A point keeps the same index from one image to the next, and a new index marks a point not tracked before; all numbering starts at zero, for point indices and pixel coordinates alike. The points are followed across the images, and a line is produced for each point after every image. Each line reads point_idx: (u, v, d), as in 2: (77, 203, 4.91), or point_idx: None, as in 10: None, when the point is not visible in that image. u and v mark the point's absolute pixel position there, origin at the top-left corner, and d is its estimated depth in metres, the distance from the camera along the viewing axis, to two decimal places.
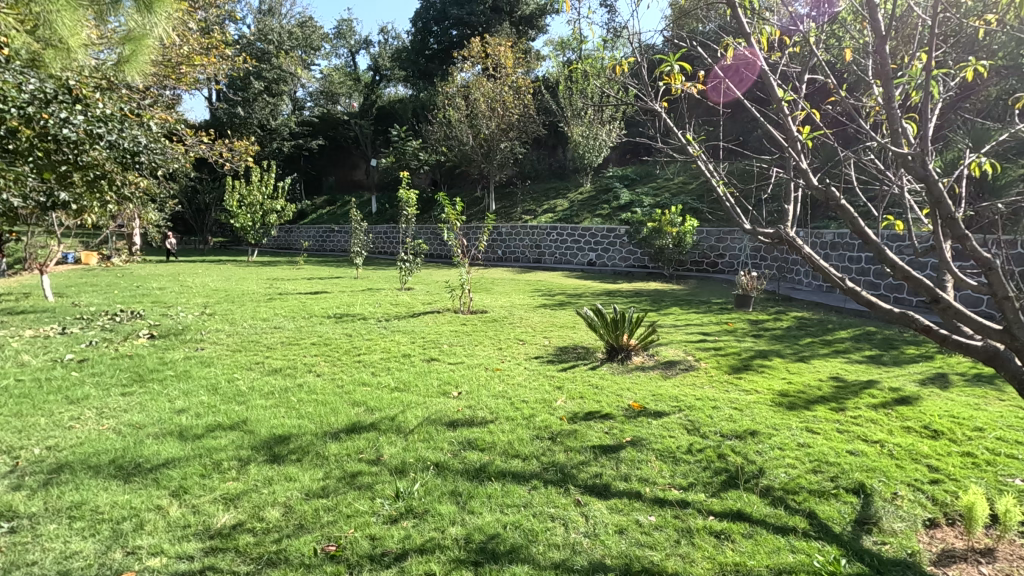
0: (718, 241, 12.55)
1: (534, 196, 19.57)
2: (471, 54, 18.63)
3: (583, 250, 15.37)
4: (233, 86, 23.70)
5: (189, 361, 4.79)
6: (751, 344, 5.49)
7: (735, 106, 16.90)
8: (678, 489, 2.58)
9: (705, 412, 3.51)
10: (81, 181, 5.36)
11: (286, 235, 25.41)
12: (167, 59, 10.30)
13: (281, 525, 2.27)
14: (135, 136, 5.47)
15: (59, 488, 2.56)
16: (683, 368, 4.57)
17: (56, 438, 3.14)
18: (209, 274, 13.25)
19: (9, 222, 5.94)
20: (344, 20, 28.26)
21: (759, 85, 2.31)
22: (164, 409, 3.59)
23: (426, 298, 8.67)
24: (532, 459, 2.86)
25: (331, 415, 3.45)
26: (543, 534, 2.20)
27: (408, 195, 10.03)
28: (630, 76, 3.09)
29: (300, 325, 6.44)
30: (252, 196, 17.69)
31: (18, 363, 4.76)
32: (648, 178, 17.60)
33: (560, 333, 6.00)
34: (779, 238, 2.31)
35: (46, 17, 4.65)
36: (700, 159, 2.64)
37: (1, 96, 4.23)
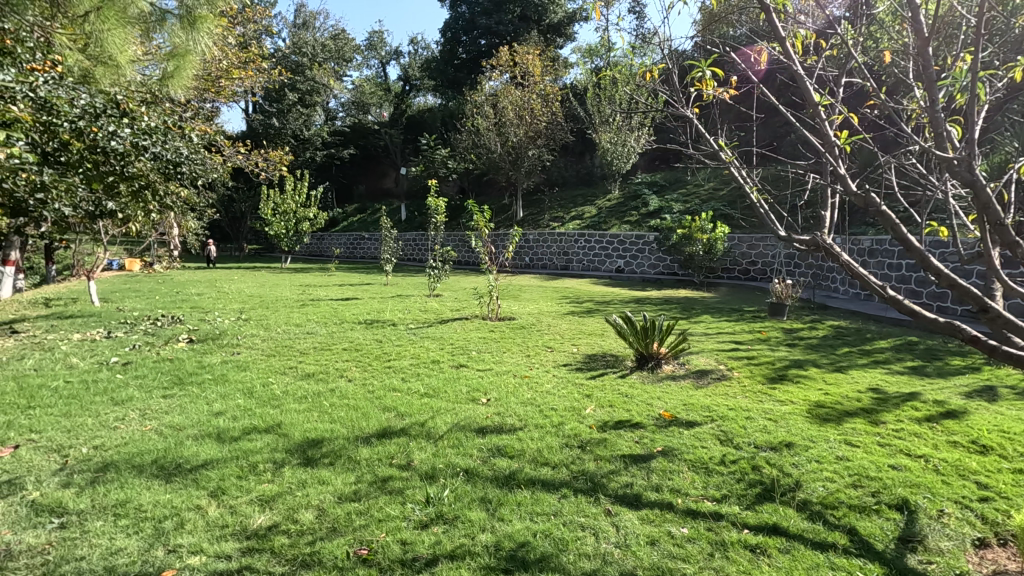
0: (750, 248, 12.32)
1: (561, 203, 19.57)
2: (499, 63, 18.79)
3: (611, 257, 15.27)
4: (268, 97, 24.43)
5: (226, 365, 4.93)
6: (785, 354, 5.36)
7: (769, 110, 16.64)
8: (711, 500, 2.53)
9: (738, 422, 3.44)
10: (126, 192, 5.60)
11: (318, 243, 26.00)
12: (207, 74, 10.68)
13: (315, 528, 2.31)
14: (178, 148, 5.82)
15: (105, 486, 2.66)
16: (715, 377, 4.49)
17: (103, 438, 3.27)
18: (244, 280, 13.63)
19: (60, 230, 6.23)
20: (375, 31, 28.86)
21: (794, 89, 2.25)
22: (202, 411, 3.71)
23: (455, 305, 8.75)
24: (562, 467, 2.85)
25: (363, 419, 3.51)
26: (574, 543, 2.18)
27: (437, 203, 10.13)
28: (660, 82, 3.04)
29: (331, 331, 6.57)
30: (286, 204, 18.17)
31: (66, 365, 4.98)
32: (678, 185, 17.41)
33: (588, 341, 5.97)
34: (815, 245, 2.25)
35: (97, 36, 4.76)
36: (732, 165, 2.58)
37: (55, 110, 4.49)
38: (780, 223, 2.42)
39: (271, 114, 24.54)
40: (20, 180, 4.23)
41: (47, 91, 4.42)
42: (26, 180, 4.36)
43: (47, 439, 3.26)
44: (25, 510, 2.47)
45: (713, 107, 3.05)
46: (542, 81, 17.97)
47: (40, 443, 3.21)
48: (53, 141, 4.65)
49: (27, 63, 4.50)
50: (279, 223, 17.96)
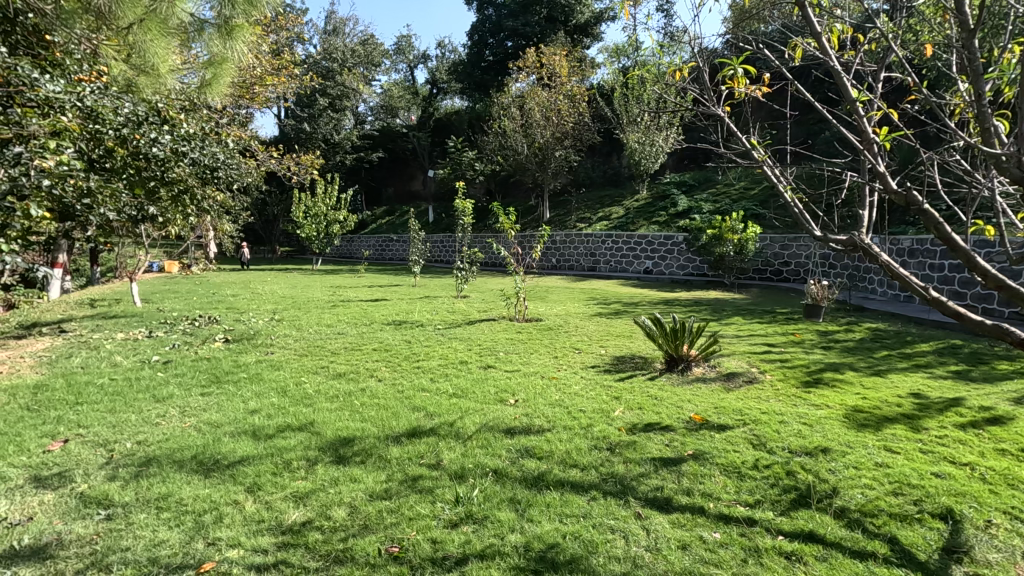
0: (782, 248, 12.07)
1: (588, 204, 19.47)
2: (526, 64, 18.82)
3: (639, 257, 15.12)
4: (300, 103, 25.00)
5: (260, 364, 5.06)
6: (820, 357, 5.22)
7: (804, 108, 16.28)
8: (743, 505, 2.48)
9: (772, 426, 3.36)
10: (166, 198, 6.06)
11: (348, 245, 26.49)
12: (242, 81, 10.96)
13: (347, 524, 2.35)
14: (214, 153, 6.25)
15: (148, 480, 2.76)
16: (746, 380, 4.40)
17: (146, 433, 3.39)
18: (277, 282, 13.95)
19: (105, 233, 6.50)
20: (403, 36, 29.22)
21: (831, 84, 2.19)
22: (239, 408, 3.81)
23: (482, 306, 8.78)
24: (591, 469, 2.83)
25: (393, 418, 3.56)
26: (603, 546, 2.17)
27: (465, 204, 10.18)
28: (690, 81, 2.99)
29: (361, 331, 6.67)
30: (316, 207, 18.53)
31: (111, 363, 5.18)
32: (707, 184, 17.13)
33: (617, 343, 5.92)
34: (853, 245, 2.19)
35: (140, 45, 4.90)
36: (765, 164, 2.53)
37: (102, 119, 4.71)
38: (815, 222, 2.37)
39: (302, 119, 25.09)
40: (68, 186, 4.39)
41: (93, 100, 4.60)
42: (75, 186, 4.55)
43: (94, 434, 3.40)
44: (74, 501, 2.59)
45: (745, 105, 2.98)
46: (569, 82, 17.89)
47: (88, 437, 3.35)
48: (99, 149, 4.86)
49: (76, 74, 4.72)
50: (310, 226, 18.34)
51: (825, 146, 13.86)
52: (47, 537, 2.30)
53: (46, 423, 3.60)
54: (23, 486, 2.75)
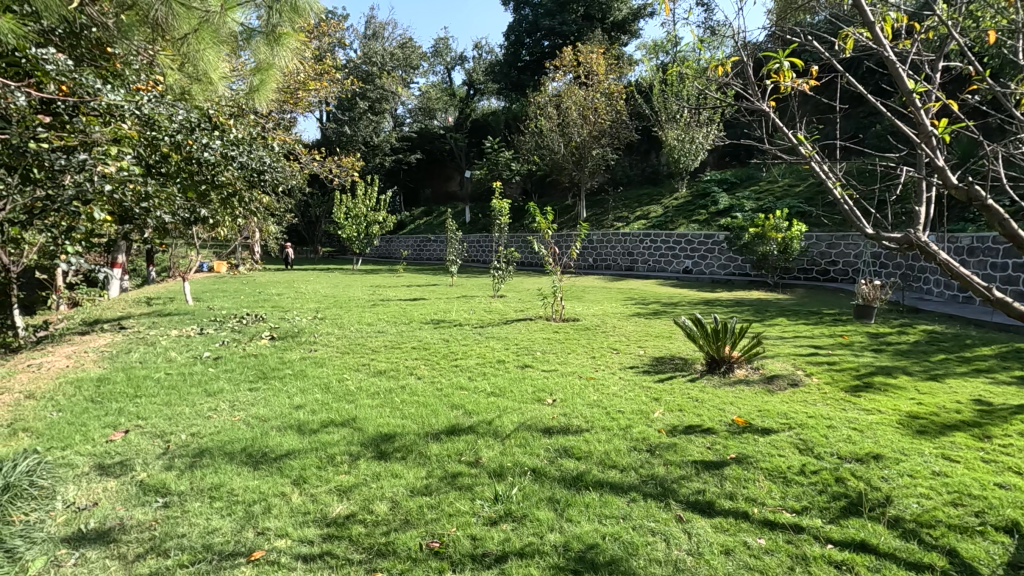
0: (829, 247, 11.67)
1: (626, 202, 19.25)
2: (563, 63, 18.74)
3: (678, 257, 14.86)
4: (340, 107, 25.61)
5: (305, 361, 5.21)
6: (870, 360, 5.01)
7: (854, 100, 15.68)
8: (789, 511, 2.41)
9: (820, 431, 3.25)
10: (216, 199, 6.48)
11: (387, 245, 27.03)
12: (286, 87, 11.26)
13: (389, 519, 2.39)
14: (262, 157, 6.49)
15: (202, 471, 2.89)
16: (791, 383, 4.26)
17: (199, 426, 3.55)
18: (319, 281, 14.30)
19: (161, 235, 6.83)
20: (440, 38, 29.47)
21: (887, 76, 2.10)
22: (285, 404, 3.94)
23: (519, 306, 8.77)
24: (630, 470, 2.80)
25: (432, 416, 3.61)
26: (643, 548, 2.14)
27: (501, 204, 10.20)
28: (734, 76, 2.91)
29: (400, 330, 6.79)
30: (357, 208, 18.94)
31: (166, 359, 5.44)
32: (750, 181, 16.69)
33: (656, 343, 5.83)
34: (909, 243, 2.09)
35: (194, 55, 4.91)
36: (814, 160, 2.47)
37: (156, 125, 4.92)
38: (867, 219, 2.28)
39: (343, 122, 25.71)
40: (128, 190, 4.73)
41: (150, 109, 4.79)
42: (134, 190, 4.87)
43: (151, 425, 3.58)
44: (135, 489, 2.73)
45: (792, 100, 2.88)
46: (607, 80, 17.73)
47: (146, 429, 3.53)
48: (154, 155, 5.23)
49: (135, 84, 4.94)
50: (351, 227, 18.74)
51: (877, 140, 13.31)
52: (111, 521, 2.44)
53: (108, 415, 3.81)
54: (88, 473, 2.92)
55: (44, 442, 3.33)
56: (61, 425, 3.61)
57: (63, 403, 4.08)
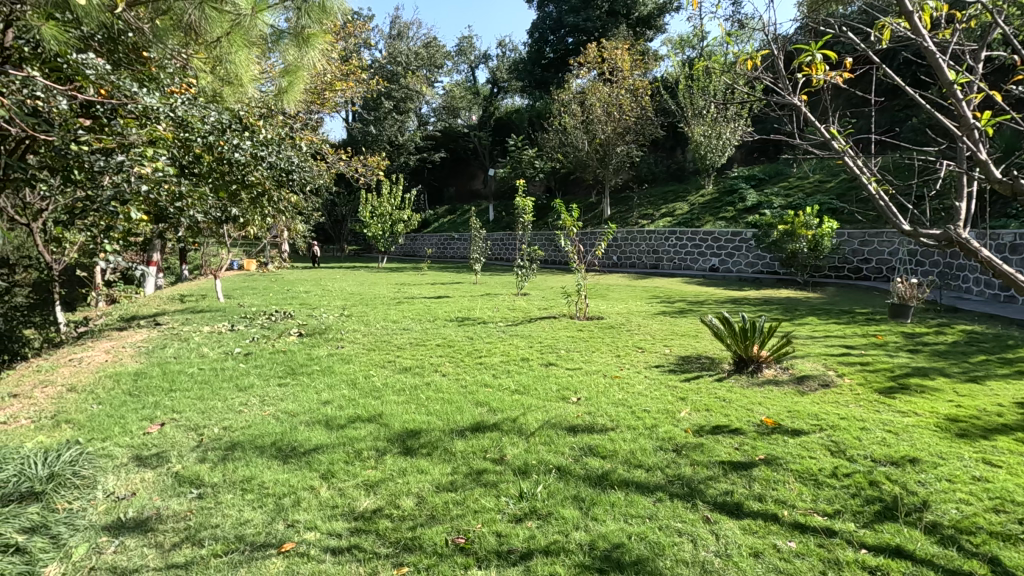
0: (862, 245, 11.37)
1: (651, 200, 19.04)
2: (587, 60, 18.60)
3: (704, 255, 14.65)
4: (366, 107, 25.92)
5: (332, 357, 5.29)
6: (906, 361, 4.85)
7: (891, 93, 15.19)
8: (821, 515, 2.36)
9: (852, 433, 3.17)
10: (246, 198, 6.64)
11: (412, 243, 27.33)
12: (313, 88, 11.43)
13: (415, 514, 2.42)
14: (289, 157, 6.65)
15: (234, 463, 2.96)
16: (822, 383, 4.16)
17: (231, 420, 3.64)
18: (346, 279, 14.53)
19: (193, 235, 7.03)
20: (464, 37, 29.52)
21: (928, 66, 2.02)
22: (313, 399, 4.00)
23: (543, 304, 8.77)
24: (656, 470, 2.78)
25: (457, 413, 3.62)
26: (670, 549, 2.12)
27: (525, 202, 10.19)
28: (763, 69, 2.84)
29: (425, 327, 6.85)
30: (382, 207, 19.15)
31: (199, 354, 5.59)
32: (779, 177, 16.35)
33: (682, 342, 5.75)
34: (948, 240, 2.02)
35: (228, 58, 4.96)
36: (847, 155, 2.40)
37: (191, 128, 5.15)
38: (903, 216, 2.21)
39: (368, 121, 26.02)
40: (163, 190, 4.93)
41: (184, 111, 4.94)
42: (169, 190, 5.10)
43: (186, 419, 3.69)
44: (170, 480, 2.82)
45: (824, 93, 2.80)
46: (632, 76, 17.55)
47: (181, 422, 3.63)
48: (188, 155, 5.40)
49: (167, 87, 5.24)
50: (376, 225, 18.95)
51: (914, 133, 12.87)
52: (148, 511, 2.51)
53: (145, 408, 3.93)
54: (126, 464, 3.02)
55: (85, 434, 3.47)
56: (101, 418, 3.75)
57: (102, 396, 4.23)
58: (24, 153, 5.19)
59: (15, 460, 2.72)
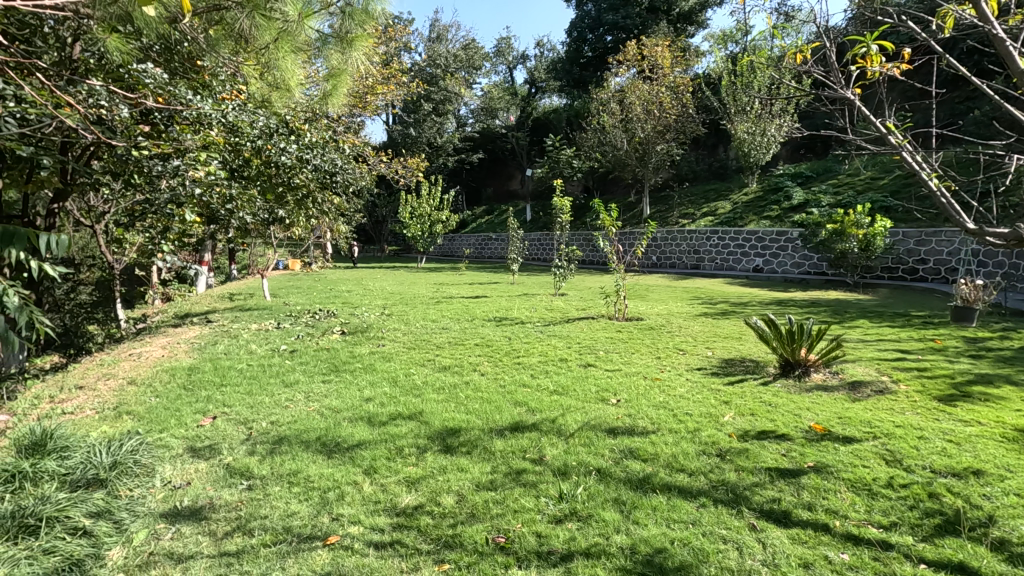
0: (918, 244, 10.84)
1: (692, 198, 18.65)
2: (626, 58, 18.35)
3: (748, 255, 14.27)
4: (406, 109, 26.35)
5: (373, 355, 5.40)
6: (968, 367, 4.60)
7: (953, 84, 14.45)
8: (876, 527, 2.25)
9: (909, 442, 3.01)
10: (292, 200, 6.87)
11: (450, 243, 27.67)
12: (356, 92, 11.71)
13: (456, 512, 2.44)
14: (333, 160, 6.87)
15: (281, 457, 3.06)
16: (876, 390, 3.98)
17: (278, 415, 3.77)
18: (386, 279, 14.81)
19: (242, 235, 7.32)
20: (503, 38, 29.60)
21: (999, 55, 1.90)
22: (355, 396, 4.10)
23: (581, 304, 8.71)
24: (699, 475, 2.71)
25: (496, 412, 3.64)
26: (715, 556, 2.07)
27: (562, 202, 10.15)
28: (814, 62, 2.73)
29: (463, 326, 6.92)
30: (421, 208, 19.42)
31: (248, 351, 5.80)
32: (828, 174, 15.75)
33: (725, 345, 5.61)
34: (1017, 239, 1.91)
35: (274, 63, 5.07)
36: (905, 149, 2.29)
37: (240, 132, 5.33)
38: (968, 215, 2.09)
39: (408, 124, 26.44)
40: (214, 193, 5.32)
41: (235, 116, 5.18)
42: (219, 193, 5.47)
43: (236, 413, 3.83)
44: (222, 471, 2.93)
45: (880, 86, 2.68)
46: (672, 73, 17.25)
47: (231, 416, 3.78)
48: (238, 159, 5.67)
49: (220, 94, 5.42)
50: (415, 226, 19.20)
51: (976, 126, 12.21)
52: (202, 500, 2.62)
53: (198, 401, 4.11)
54: (182, 455, 3.16)
55: (144, 425, 3.65)
56: (159, 410, 3.94)
57: (159, 390, 4.44)
58: (90, 158, 5.51)
59: (83, 448, 2.90)
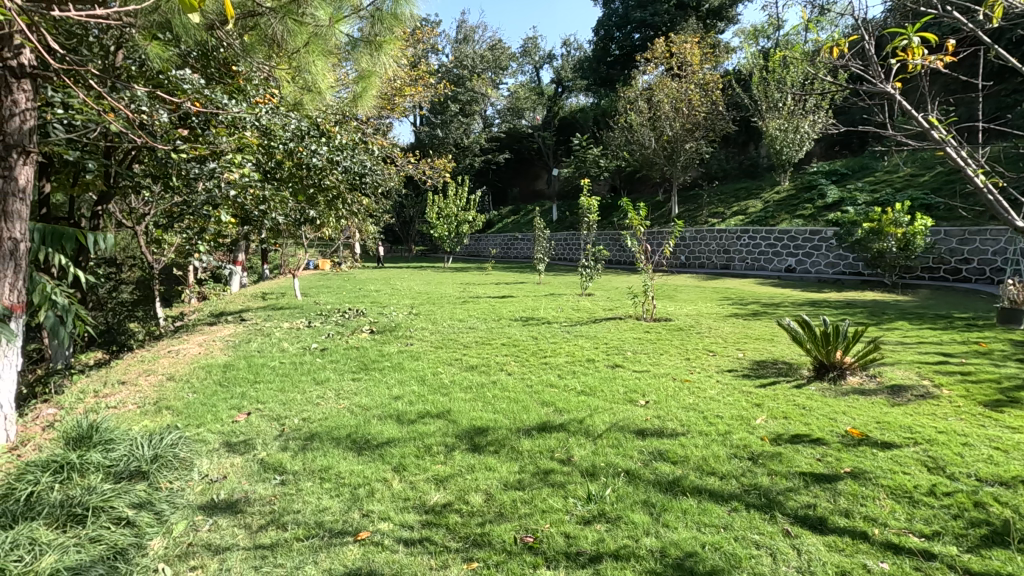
0: (961, 243, 10.43)
1: (721, 198, 18.29)
2: (654, 55, 18.11)
3: (780, 254, 13.95)
4: (433, 110, 26.56)
5: (401, 354, 5.45)
6: (1015, 370, 4.40)
7: (999, 76, 13.89)
8: (918, 536, 2.18)
9: (953, 448, 2.90)
10: (322, 201, 7.00)
11: (477, 243, 27.85)
12: (384, 93, 11.87)
13: (484, 511, 2.45)
14: (362, 161, 6.99)
15: (312, 453, 3.11)
16: (917, 394, 3.85)
17: (309, 411, 3.84)
18: (413, 278, 14.96)
19: (274, 235, 7.49)
20: (529, 37, 29.59)
21: None
22: (384, 394, 4.15)
23: (608, 304, 8.66)
24: (730, 478, 2.67)
25: (523, 412, 3.64)
26: (747, 561, 2.03)
27: (589, 202, 10.10)
28: (853, 55, 2.64)
29: (490, 326, 6.95)
30: (448, 208, 19.54)
31: (280, 349, 5.93)
32: (864, 172, 15.27)
33: (756, 346, 5.50)
34: None
35: (304, 66, 5.02)
36: (950, 143, 2.21)
37: (273, 135, 5.43)
38: (1017, 212, 2.01)
39: (435, 125, 26.64)
40: (248, 194, 5.45)
41: (268, 120, 5.27)
42: (253, 194, 5.59)
43: (269, 409, 3.93)
44: (257, 466, 3.01)
45: (922, 79, 2.58)
46: (701, 70, 16.99)
47: (264, 412, 3.87)
48: (271, 161, 5.77)
49: (254, 98, 5.50)
50: (442, 227, 19.33)
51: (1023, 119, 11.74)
52: (238, 494, 2.69)
53: (233, 397, 4.22)
54: (218, 449, 3.25)
55: (183, 420, 3.77)
56: (196, 405, 4.06)
57: (196, 386, 4.58)
58: (131, 162, 5.71)
59: (126, 441, 3.01)
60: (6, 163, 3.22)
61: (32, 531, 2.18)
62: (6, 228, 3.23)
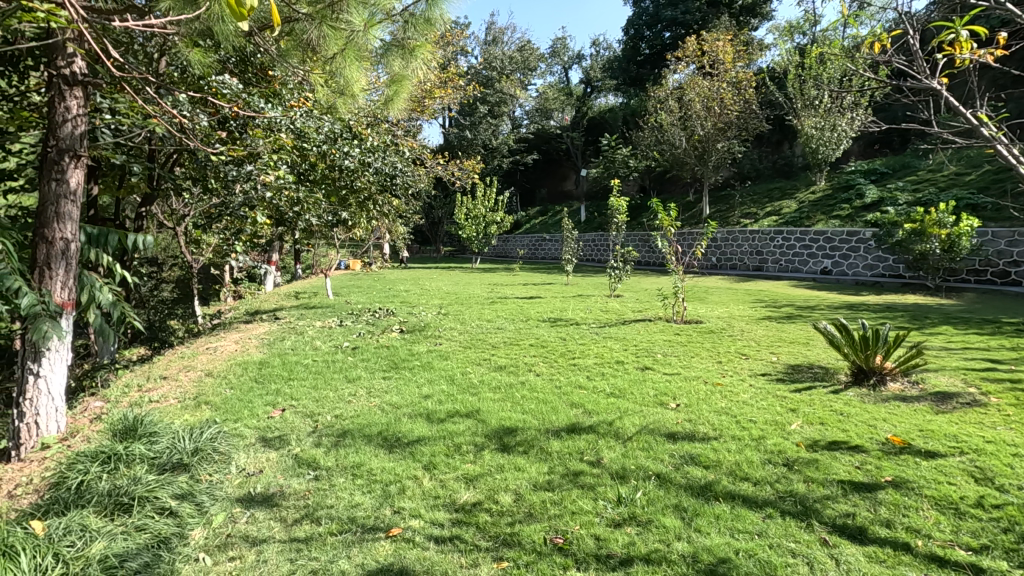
0: (1010, 244, 9.98)
1: (754, 198, 17.91)
2: (685, 53, 17.83)
3: (815, 256, 13.57)
4: (462, 112, 26.70)
5: (430, 354, 5.50)
6: None
7: None
8: (965, 549, 2.09)
9: (1002, 459, 2.78)
10: (354, 202, 7.13)
11: (505, 244, 27.93)
12: (415, 95, 12.00)
13: (514, 511, 2.45)
14: (393, 163, 7.11)
15: (344, 450, 3.17)
16: (964, 402, 3.69)
17: (341, 409, 3.91)
18: (442, 278, 15.08)
19: (306, 236, 7.66)
20: (559, 38, 29.52)
21: None
22: (414, 393, 4.20)
23: (638, 306, 8.55)
24: (765, 484, 2.61)
25: (552, 413, 3.63)
26: (783, 570, 1.98)
27: (618, 202, 10.01)
28: (896, 49, 2.54)
29: (518, 327, 6.95)
30: (476, 209, 19.62)
31: (312, 347, 6.05)
32: (905, 171, 14.76)
33: (791, 350, 5.36)
34: None
35: (339, 72, 5.08)
36: (1001, 141, 2.12)
37: (308, 137, 5.63)
38: None
39: (464, 126, 26.77)
40: (282, 196, 5.67)
41: (302, 123, 5.45)
42: (287, 196, 5.80)
43: (302, 406, 4.01)
44: (291, 461, 3.07)
45: (968, 73, 2.47)
46: (734, 68, 16.66)
47: (298, 409, 3.96)
48: (306, 163, 5.94)
49: (290, 102, 5.69)
50: (471, 227, 19.42)
51: None
52: (273, 488, 2.76)
53: (268, 394, 4.33)
54: (254, 444, 3.34)
55: (221, 415, 3.89)
56: (233, 401, 4.18)
57: (233, 382, 4.72)
58: (174, 165, 5.93)
59: (168, 433, 3.12)
60: (59, 166, 3.38)
61: (83, 519, 2.29)
62: (58, 229, 3.39)
